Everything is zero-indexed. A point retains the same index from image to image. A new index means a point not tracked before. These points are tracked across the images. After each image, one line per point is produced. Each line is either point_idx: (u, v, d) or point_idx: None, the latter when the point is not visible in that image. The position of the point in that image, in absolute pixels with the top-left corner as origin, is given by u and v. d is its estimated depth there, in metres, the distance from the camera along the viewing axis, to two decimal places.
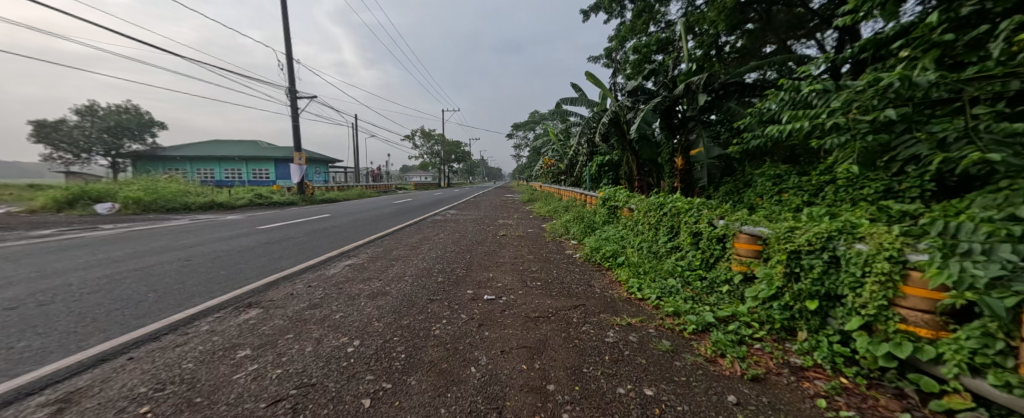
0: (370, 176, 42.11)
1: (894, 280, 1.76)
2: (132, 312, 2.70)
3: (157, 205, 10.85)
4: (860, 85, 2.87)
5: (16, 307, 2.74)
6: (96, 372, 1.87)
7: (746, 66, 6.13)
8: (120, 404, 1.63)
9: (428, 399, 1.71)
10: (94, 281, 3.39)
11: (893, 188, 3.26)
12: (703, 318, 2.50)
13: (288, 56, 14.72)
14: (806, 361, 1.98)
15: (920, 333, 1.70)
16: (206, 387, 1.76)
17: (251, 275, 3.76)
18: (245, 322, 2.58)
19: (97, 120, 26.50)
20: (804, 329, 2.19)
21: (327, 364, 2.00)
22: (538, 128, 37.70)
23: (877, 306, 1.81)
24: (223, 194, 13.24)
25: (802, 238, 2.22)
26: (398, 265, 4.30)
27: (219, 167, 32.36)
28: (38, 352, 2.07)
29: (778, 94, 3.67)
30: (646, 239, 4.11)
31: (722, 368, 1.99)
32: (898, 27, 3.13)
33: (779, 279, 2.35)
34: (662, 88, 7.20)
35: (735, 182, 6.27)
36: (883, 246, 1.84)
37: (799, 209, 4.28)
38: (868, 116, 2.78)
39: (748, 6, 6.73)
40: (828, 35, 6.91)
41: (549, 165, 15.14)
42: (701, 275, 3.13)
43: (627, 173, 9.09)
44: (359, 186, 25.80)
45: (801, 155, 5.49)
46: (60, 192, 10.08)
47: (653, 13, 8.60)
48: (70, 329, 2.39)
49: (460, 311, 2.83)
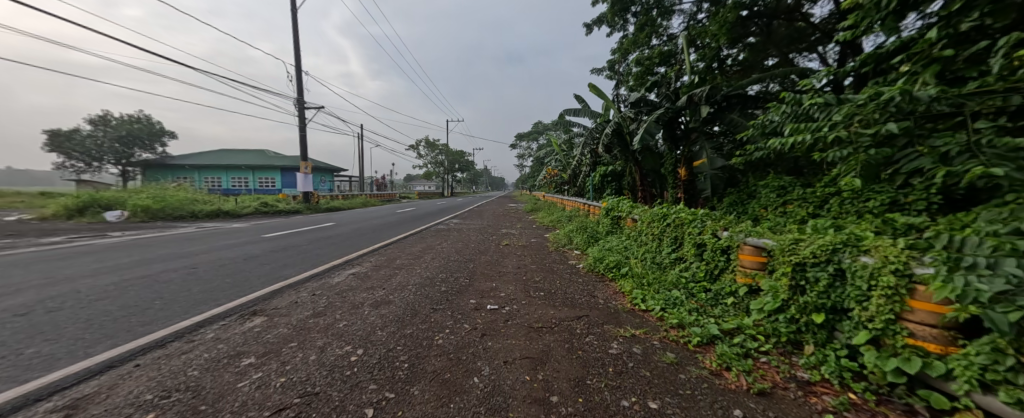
0: (373, 186, 42.97)
1: (901, 294, 1.75)
2: (139, 318, 2.73)
3: (165, 214, 10.96)
4: (862, 98, 2.87)
5: (27, 313, 2.78)
6: (104, 379, 1.89)
7: (748, 79, 6.22)
8: (127, 411, 1.64)
9: (431, 409, 1.71)
10: (102, 289, 3.43)
11: (899, 201, 3.17)
12: (708, 330, 2.48)
13: (298, 69, 15.20)
14: (814, 375, 1.96)
15: (929, 348, 1.68)
16: (211, 395, 1.77)
17: (255, 284, 3.78)
18: (250, 330, 2.60)
19: (110, 130, 27.22)
20: (811, 342, 2.17)
21: (330, 373, 2.00)
22: (541, 138, 38.01)
23: (884, 320, 1.80)
24: (229, 202, 13.42)
25: (808, 249, 2.23)
26: (402, 274, 4.30)
27: (227, 176, 32.86)
28: (47, 358, 2.09)
29: (780, 107, 3.71)
30: (650, 250, 4.11)
31: (728, 381, 1.97)
32: (897, 43, 3.16)
33: (784, 292, 2.34)
34: (664, 100, 7.37)
35: (739, 193, 6.23)
36: (888, 258, 1.84)
37: (804, 220, 4.25)
38: (871, 129, 2.78)
39: (748, 20, 6.85)
40: (831, 48, 6.91)
41: (552, 175, 15.34)
42: (705, 287, 3.12)
43: (631, 183, 9.11)
44: (364, 195, 26.15)
45: (806, 167, 5.49)
46: (70, 199, 10.26)
47: (655, 27, 8.75)
48: (78, 335, 2.41)
49: (464, 321, 2.83)
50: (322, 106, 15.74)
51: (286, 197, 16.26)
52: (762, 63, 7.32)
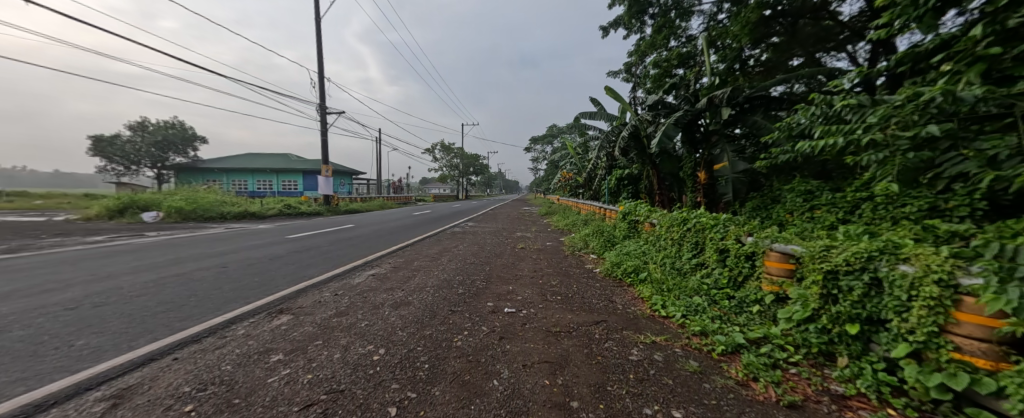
0: (391, 189, 43.76)
1: (945, 306, 1.67)
2: (176, 314, 2.87)
3: (196, 215, 11.50)
4: (899, 99, 2.74)
5: (76, 307, 2.97)
6: (146, 371, 1.99)
7: (772, 80, 6.03)
8: (167, 402, 1.72)
9: (452, 410, 1.72)
10: (141, 285, 3.62)
11: (939, 206, 2.98)
12: (733, 338, 2.41)
13: (320, 76, 15.71)
14: (849, 389, 1.87)
15: (978, 364, 1.58)
16: (244, 390, 1.84)
17: (281, 283, 3.91)
18: (277, 328, 2.69)
19: (147, 135, 28.81)
20: (844, 354, 2.08)
21: (354, 372, 2.05)
22: (556, 141, 37.93)
23: (926, 333, 1.71)
24: (255, 204, 13.96)
25: (840, 257, 2.14)
26: (420, 276, 4.36)
27: (253, 179, 34.18)
28: (95, 350, 2.22)
29: (809, 108, 3.60)
30: (669, 255, 4.02)
31: (756, 392, 1.91)
32: (938, 40, 3.01)
33: (815, 301, 2.25)
34: (683, 102, 7.26)
35: (762, 197, 6.03)
36: (931, 267, 1.74)
37: (833, 226, 4.08)
38: (909, 132, 2.64)
39: (772, 20, 6.67)
40: (861, 47, 6.61)
41: (567, 178, 15.24)
42: (728, 294, 3.03)
43: (649, 187, 8.97)
44: (382, 198, 26.68)
45: (835, 170, 5.27)
46: (111, 201, 10.90)
47: (673, 28, 8.62)
48: (122, 329, 2.55)
49: (482, 323, 2.85)
50: (343, 111, 16.22)
51: (308, 199, 16.75)
52: (786, 63, 7.09)
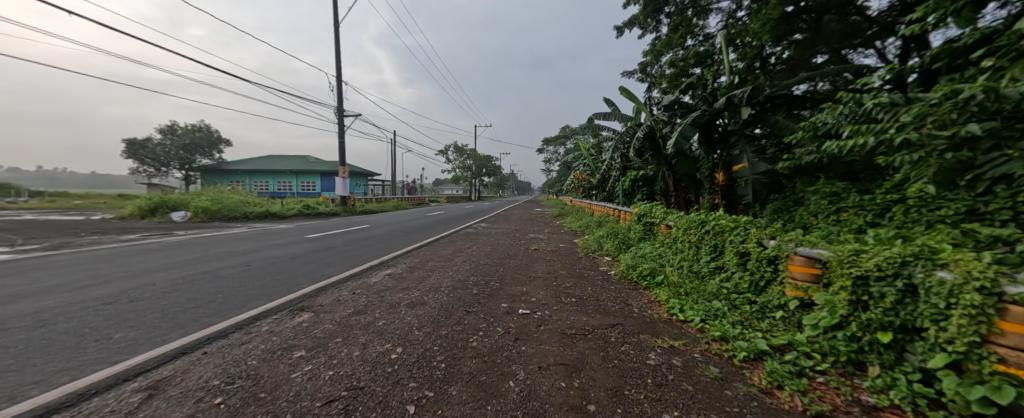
0: (406, 190, 44.40)
1: (988, 315, 1.58)
2: (204, 310, 2.98)
3: (221, 215, 11.95)
4: (935, 97, 2.63)
5: (113, 301, 3.12)
6: (178, 364, 2.08)
7: (795, 78, 5.85)
8: (198, 394, 1.79)
9: (469, 410, 1.73)
10: (172, 282, 3.78)
11: (978, 210, 2.81)
12: (755, 345, 2.34)
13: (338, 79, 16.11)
14: (881, 400, 1.79)
15: None
16: (269, 384, 1.89)
17: (301, 281, 4.02)
18: (299, 325, 2.76)
19: (176, 138, 30.11)
20: (876, 364, 1.99)
21: (373, 369, 2.08)
22: (569, 142, 37.76)
23: (967, 343, 1.62)
24: (276, 204, 14.39)
25: (871, 262, 2.06)
26: (435, 276, 4.41)
27: (274, 180, 35.25)
28: (131, 343, 2.33)
29: (836, 107, 3.50)
30: (686, 258, 3.94)
31: (780, 401, 1.85)
32: (978, 34, 2.87)
33: (843, 307, 2.17)
34: (701, 102, 7.11)
35: (784, 199, 5.84)
36: (972, 274, 1.66)
37: (860, 230, 3.92)
38: (946, 131, 2.52)
39: (794, 16, 6.47)
40: (892, 43, 6.31)
41: (580, 179, 15.11)
42: (749, 299, 2.95)
43: (664, 188, 8.80)
44: (396, 198, 27.10)
45: (863, 172, 5.06)
46: (144, 201, 11.45)
47: (690, 27, 8.45)
48: (155, 323, 2.67)
49: (497, 324, 2.86)
50: (359, 114, 16.57)
51: (326, 200, 17.16)
52: (809, 61, 6.85)
